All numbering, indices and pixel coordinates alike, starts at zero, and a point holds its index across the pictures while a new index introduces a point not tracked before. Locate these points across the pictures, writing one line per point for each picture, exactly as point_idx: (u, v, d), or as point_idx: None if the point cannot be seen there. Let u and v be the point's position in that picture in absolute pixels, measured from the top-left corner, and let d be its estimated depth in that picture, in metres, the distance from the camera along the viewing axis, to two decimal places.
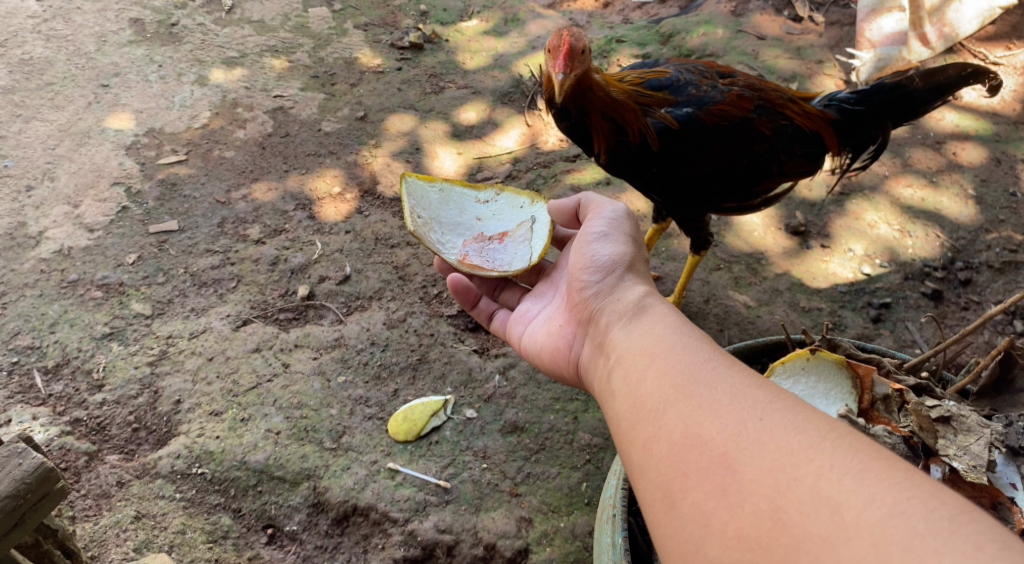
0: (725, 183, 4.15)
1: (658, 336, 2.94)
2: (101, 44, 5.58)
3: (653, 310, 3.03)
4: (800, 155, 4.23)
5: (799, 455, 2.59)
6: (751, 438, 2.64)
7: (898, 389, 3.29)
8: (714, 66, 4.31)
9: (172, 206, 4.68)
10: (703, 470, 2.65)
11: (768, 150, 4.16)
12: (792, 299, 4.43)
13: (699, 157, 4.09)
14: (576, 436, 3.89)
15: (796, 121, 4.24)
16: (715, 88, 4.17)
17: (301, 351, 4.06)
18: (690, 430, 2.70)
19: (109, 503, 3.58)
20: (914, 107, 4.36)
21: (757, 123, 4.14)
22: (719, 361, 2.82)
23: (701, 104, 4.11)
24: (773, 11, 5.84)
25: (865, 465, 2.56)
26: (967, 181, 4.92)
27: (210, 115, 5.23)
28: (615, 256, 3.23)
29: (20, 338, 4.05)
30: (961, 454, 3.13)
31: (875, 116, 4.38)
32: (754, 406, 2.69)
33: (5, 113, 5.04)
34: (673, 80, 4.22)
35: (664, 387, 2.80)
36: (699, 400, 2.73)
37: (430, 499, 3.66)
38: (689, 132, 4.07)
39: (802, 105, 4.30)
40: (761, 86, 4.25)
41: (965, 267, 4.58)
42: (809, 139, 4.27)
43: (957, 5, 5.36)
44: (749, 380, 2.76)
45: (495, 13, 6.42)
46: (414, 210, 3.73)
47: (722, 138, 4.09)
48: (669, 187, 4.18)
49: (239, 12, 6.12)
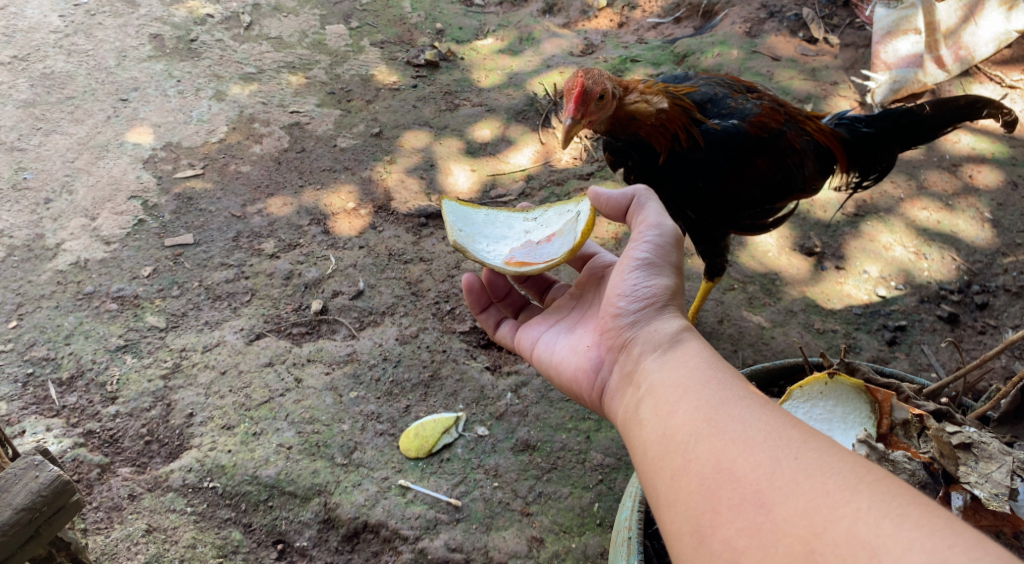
0: (759, 196, 4.15)
1: (694, 369, 2.92)
2: (121, 59, 5.64)
3: (690, 344, 3.00)
4: (817, 171, 4.26)
5: (835, 496, 2.59)
6: (786, 477, 2.64)
7: (918, 414, 3.26)
8: (741, 81, 4.33)
9: (189, 220, 4.71)
10: (735, 507, 2.65)
11: (798, 164, 4.18)
12: (807, 321, 4.41)
13: (728, 171, 4.06)
14: (589, 456, 3.87)
15: (816, 137, 4.26)
16: (749, 102, 4.17)
17: (314, 366, 4.07)
18: (722, 464, 2.70)
19: (121, 516, 3.58)
20: (919, 135, 4.37)
21: (790, 136, 4.16)
22: (754, 398, 2.80)
23: (743, 116, 4.11)
24: (788, 32, 5.79)
25: (904, 510, 2.54)
26: (984, 205, 4.88)
27: (227, 130, 5.27)
28: (656, 286, 3.14)
29: (35, 349, 4.07)
30: (982, 481, 3.09)
31: (886, 139, 4.38)
32: (789, 445, 2.68)
33: (26, 127, 5.09)
34: (707, 93, 4.21)
35: (696, 421, 2.79)
36: (732, 436, 2.73)
37: (441, 517, 3.65)
38: (734, 143, 4.04)
39: (819, 123, 4.33)
40: (784, 103, 4.29)
41: (982, 291, 4.55)
42: (826, 156, 4.29)
43: (973, 28, 5.40)
44: (785, 418, 2.74)
45: (510, 33, 6.46)
46: (454, 226, 3.67)
47: (763, 151, 4.10)
48: (699, 202, 4.13)
49: (258, 28, 6.17)
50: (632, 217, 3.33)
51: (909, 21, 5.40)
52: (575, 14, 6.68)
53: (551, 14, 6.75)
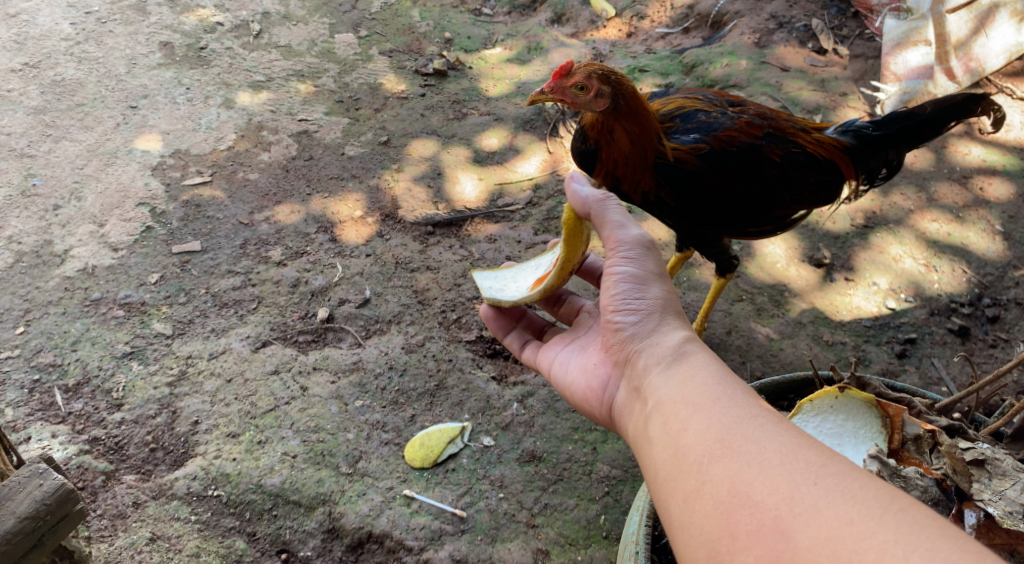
0: (732, 209, 4.12)
1: (700, 384, 2.89)
2: (131, 66, 5.66)
3: (693, 357, 2.98)
4: (813, 186, 4.19)
5: (859, 526, 2.56)
6: (806, 503, 2.61)
7: (930, 430, 3.21)
8: (727, 95, 4.30)
9: (196, 227, 4.71)
10: (754, 532, 2.62)
11: (779, 177, 4.12)
12: (816, 332, 4.38)
13: (705, 183, 4.05)
14: (595, 467, 3.84)
15: (809, 149, 4.20)
16: (725, 115, 4.15)
17: (319, 374, 4.05)
18: (738, 488, 2.68)
19: (124, 524, 3.57)
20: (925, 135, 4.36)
21: (768, 149, 4.10)
22: (767, 417, 2.78)
23: (709, 130, 4.10)
24: (797, 43, 5.76)
25: (932, 543, 2.51)
26: (995, 217, 4.84)
27: (235, 138, 5.27)
28: (652, 298, 3.14)
29: (42, 355, 4.07)
30: (996, 499, 3.06)
31: (897, 141, 4.36)
32: (808, 469, 2.66)
33: (36, 133, 5.11)
34: (686, 110, 4.23)
35: (708, 440, 2.76)
36: (747, 457, 2.71)
37: (446, 527, 3.63)
38: (698, 156, 4.04)
39: (816, 135, 4.27)
40: (773, 116, 4.24)
41: (993, 304, 4.51)
42: (825, 167, 4.22)
43: (984, 39, 5.37)
44: (800, 440, 2.72)
45: (519, 42, 6.46)
46: (484, 287, 3.79)
47: (733, 165, 4.06)
48: (682, 210, 4.14)
49: (267, 36, 6.18)
50: (599, 226, 3.31)
51: (920, 32, 5.40)
52: (583, 24, 6.65)
53: (559, 23, 6.73)
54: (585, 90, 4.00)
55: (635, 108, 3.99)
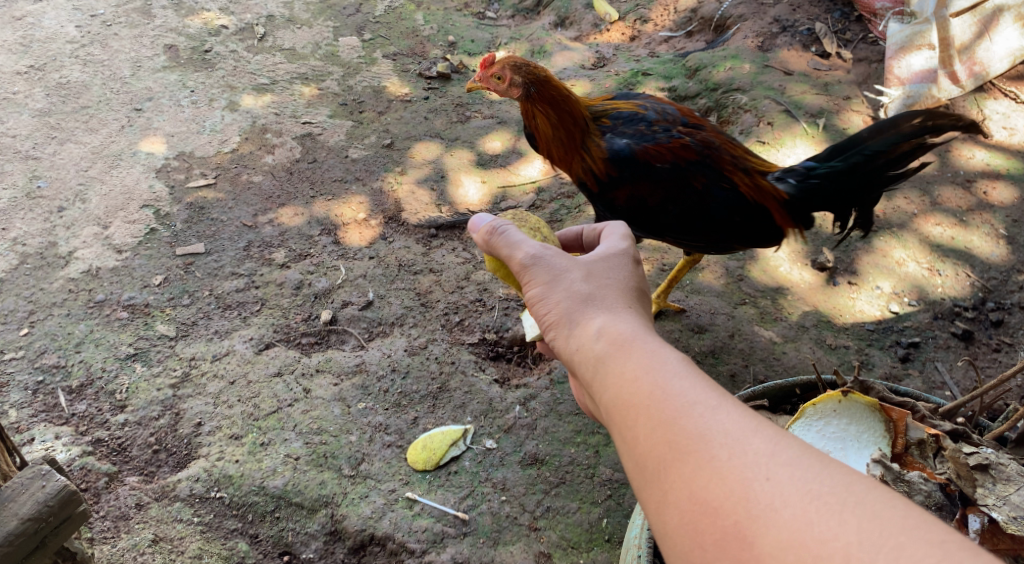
0: (656, 222, 4.22)
1: (633, 379, 2.67)
2: (136, 69, 5.67)
3: (619, 351, 2.74)
4: (736, 224, 4.10)
5: (821, 527, 2.42)
6: (762, 504, 2.46)
7: (934, 434, 3.23)
8: (694, 115, 4.31)
9: (200, 230, 4.72)
10: (720, 543, 2.47)
11: (698, 203, 4.09)
12: (819, 336, 4.38)
13: (621, 187, 4.21)
14: (597, 470, 3.83)
15: (739, 188, 4.10)
16: (667, 132, 4.19)
17: (322, 376, 4.05)
18: (694, 495, 2.52)
19: (127, 526, 3.57)
20: (879, 177, 4.06)
21: (691, 175, 4.09)
22: (707, 405, 2.59)
23: (642, 141, 4.18)
24: (800, 47, 5.74)
25: (897, 542, 2.38)
26: (998, 221, 4.82)
27: (240, 140, 5.29)
28: (570, 297, 2.88)
29: (46, 357, 4.08)
30: (1000, 504, 3.06)
31: (844, 188, 4.09)
32: (758, 462, 2.50)
33: (41, 135, 5.12)
34: (636, 114, 4.31)
35: (657, 446, 2.58)
36: (696, 460, 2.53)
37: (448, 530, 3.62)
38: (620, 164, 4.18)
39: (757, 176, 4.15)
40: (718, 147, 4.17)
41: (997, 308, 4.51)
42: (750, 209, 4.10)
43: (988, 43, 5.30)
44: (747, 430, 2.54)
45: (522, 45, 6.45)
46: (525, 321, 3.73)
47: (654, 181, 4.13)
48: (610, 205, 4.32)
49: (271, 39, 6.20)
50: (502, 251, 3.03)
51: (923, 35, 5.36)
52: (587, 28, 6.66)
53: (563, 27, 6.75)
54: (501, 79, 4.45)
55: (554, 95, 4.31)
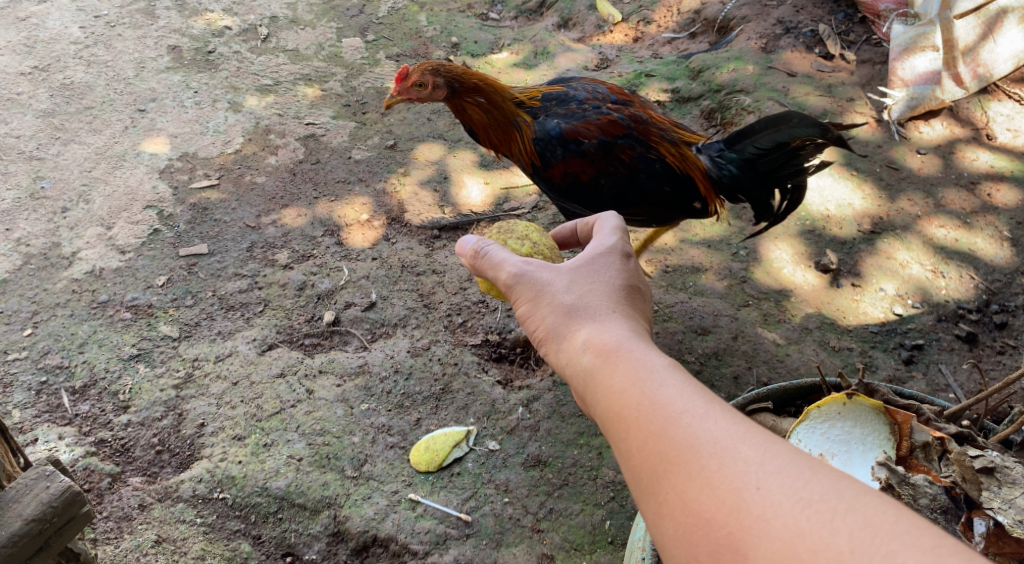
0: (593, 199, 4.42)
1: (621, 390, 2.67)
2: (139, 70, 5.68)
3: (609, 360, 2.74)
4: (667, 195, 4.35)
5: (813, 535, 2.41)
6: (754, 513, 2.45)
7: (939, 437, 3.23)
8: (623, 93, 4.55)
9: (203, 230, 4.72)
10: (713, 553, 2.47)
11: (628, 176, 4.32)
12: (823, 338, 4.37)
13: (557, 164, 4.39)
14: (601, 472, 3.82)
15: (666, 158, 4.34)
16: (597, 110, 4.42)
17: (325, 377, 4.05)
18: (685, 506, 2.51)
19: (130, 526, 3.57)
20: (780, 166, 4.32)
21: (620, 149, 4.32)
22: (694, 413, 2.59)
23: (572, 120, 4.40)
24: (803, 49, 5.74)
25: (889, 549, 2.37)
26: (1002, 223, 4.80)
27: (243, 141, 5.29)
28: (558, 309, 2.88)
29: (49, 357, 4.08)
30: (1006, 507, 3.05)
31: (750, 175, 4.38)
32: (747, 470, 2.49)
33: (45, 136, 5.13)
34: (567, 93, 4.55)
35: (647, 458, 2.58)
36: (687, 470, 2.53)
37: (450, 532, 3.62)
38: (551, 145, 4.38)
39: (683, 149, 4.40)
40: (646, 122, 4.41)
41: (1001, 310, 4.50)
42: (677, 178, 4.35)
43: (992, 45, 5.19)
44: (736, 437, 2.54)
45: (525, 46, 6.45)
46: None
47: (587, 158, 4.33)
48: (549, 183, 4.49)
49: (275, 40, 6.21)
50: (488, 272, 3.07)
51: (927, 38, 5.28)
52: (590, 29, 6.66)
53: (566, 28, 6.75)
54: (423, 86, 4.54)
55: (477, 83, 4.49)
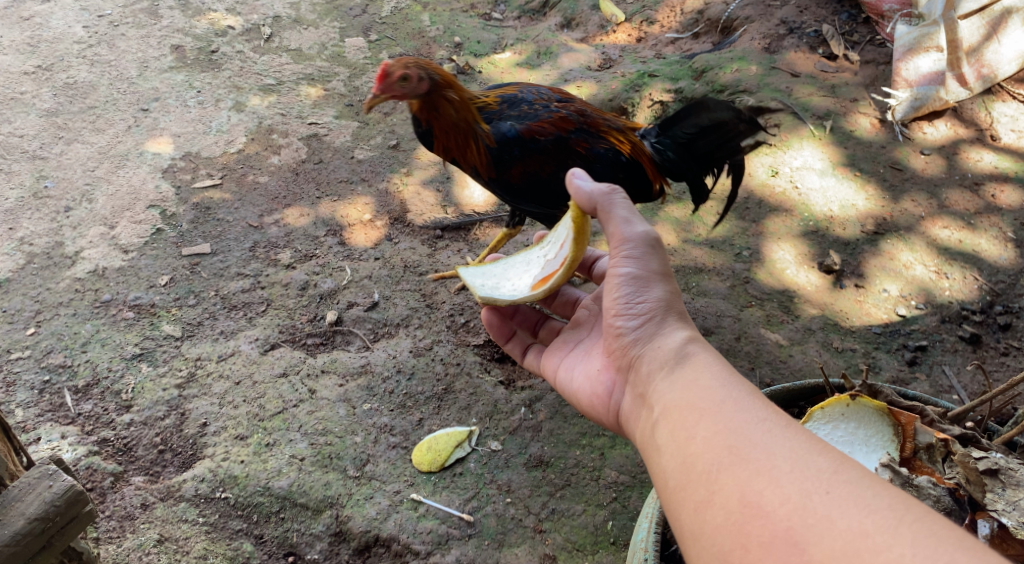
0: (546, 196, 4.43)
1: (706, 387, 2.90)
2: (143, 69, 5.69)
3: (696, 359, 2.98)
4: (622, 182, 4.43)
5: (877, 539, 2.54)
6: (818, 514, 2.60)
7: (942, 438, 3.23)
8: (561, 91, 4.59)
9: (206, 230, 4.72)
10: (765, 544, 2.62)
11: (584, 168, 4.37)
12: (826, 339, 4.37)
13: (516, 165, 4.37)
14: (603, 473, 3.81)
15: (619, 147, 4.43)
16: (546, 108, 4.44)
17: (328, 377, 4.05)
18: (748, 497, 2.68)
19: (133, 526, 3.57)
20: (713, 148, 4.44)
21: (575, 143, 4.37)
22: (775, 421, 2.78)
23: (524, 120, 4.39)
24: (807, 49, 5.72)
25: (952, 557, 2.50)
26: (1006, 224, 4.80)
27: (246, 141, 5.29)
28: (652, 301, 3.13)
29: (52, 356, 4.09)
30: (1011, 509, 3.04)
31: (685, 158, 4.51)
32: (820, 476, 2.65)
33: (48, 135, 5.14)
34: (515, 94, 4.52)
35: (716, 448, 2.77)
36: (757, 465, 2.70)
37: (452, 532, 3.62)
38: (508, 144, 4.35)
39: (630, 136, 4.53)
40: (593, 114, 4.50)
41: (1005, 311, 4.49)
42: (631, 166, 4.45)
43: (996, 46, 5.21)
44: (812, 445, 2.72)
45: (529, 46, 6.45)
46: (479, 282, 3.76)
47: (544, 154, 4.34)
48: (506, 185, 4.46)
49: (278, 40, 6.21)
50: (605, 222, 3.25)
51: (931, 38, 5.25)
52: (593, 30, 6.66)
53: (569, 28, 6.74)
54: (407, 79, 4.29)
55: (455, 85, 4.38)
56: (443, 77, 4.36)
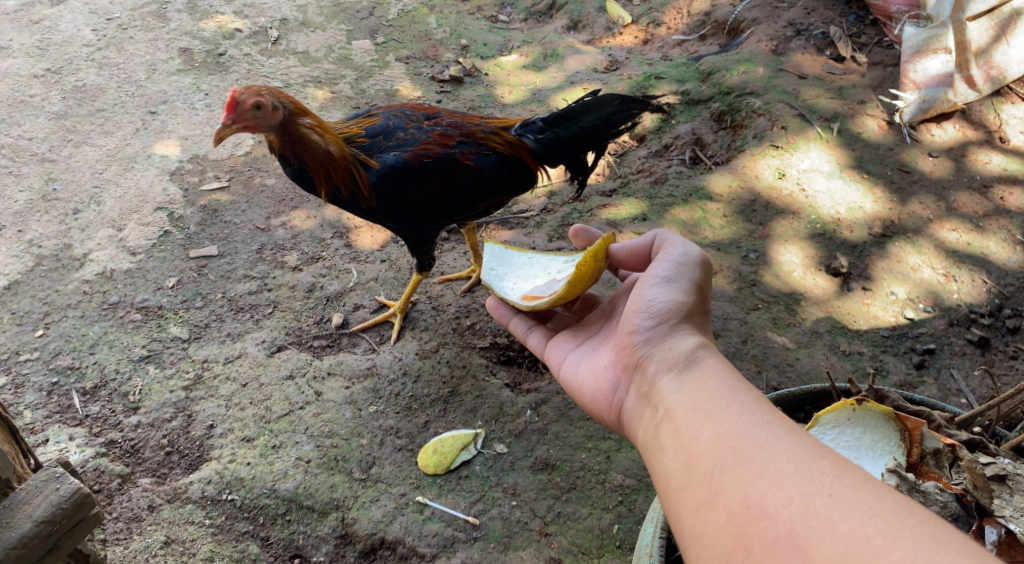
0: (442, 211, 4.27)
1: (716, 391, 2.89)
2: (151, 72, 5.70)
3: (706, 363, 2.99)
4: (507, 181, 4.36)
5: (878, 542, 2.54)
6: (820, 516, 2.60)
7: (950, 444, 3.20)
8: (422, 107, 4.45)
9: (213, 232, 4.74)
10: (768, 546, 2.61)
11: (476, 179, 4.28)
12: (832, 342, 4.35)
13: (410, 194, 4.19)
14: (609, 476, 3.79)
15: (500, 151, 4.37)
16: (421, 130, 4.30)
17: (334, 379, 4.05)
18: (751, 500, 2.67)
19: (140, 527, 3.57)
20: (602, 136, 4.49)
21: (458, 156, 4.26)
22: (780, 425, 2.76)
23: (405, 147, 4.23)
24: (815, 50, 5.69)
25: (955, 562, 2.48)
26: (1015, 226, 4.78)
27: (253, 144, 5.31)
28: (672, 306, 3.16)
29: (60, 358, 4.10)
30: (1018, 516, 3.04)
31: (572, 147, 4.48)
32: (823, 480, 2.64)
33: (58, 138, 5.16)
34: (382, 123, 4.33)
35: (720, 448, 2.76)
36: (760, 467, 2.70)
37: (458, 535, 3.61)
38: (395, 173, 4.16)
39: (506, 135, 4.43)
40: (463, 123, 4.39)
41: (1014, 315, 4.47)
42: (516, 166, 4.39)
43: (1005, 47, 5.18)
44: (816, 449, 2.70)
45: (535, 48, 6.45)
46: (489, 266, 4.00)
47: (432, 175, 4.20)
48: (400, 214, 4.25)
49: (285, 43, 6.22)
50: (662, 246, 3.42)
51: (940, 39, 5.24)
52: (600, 32, 6.67)
53: (576, 30, 6.76)
54: (261, 108, 3.99)
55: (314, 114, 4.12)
56: (297, 105, 4.09)
